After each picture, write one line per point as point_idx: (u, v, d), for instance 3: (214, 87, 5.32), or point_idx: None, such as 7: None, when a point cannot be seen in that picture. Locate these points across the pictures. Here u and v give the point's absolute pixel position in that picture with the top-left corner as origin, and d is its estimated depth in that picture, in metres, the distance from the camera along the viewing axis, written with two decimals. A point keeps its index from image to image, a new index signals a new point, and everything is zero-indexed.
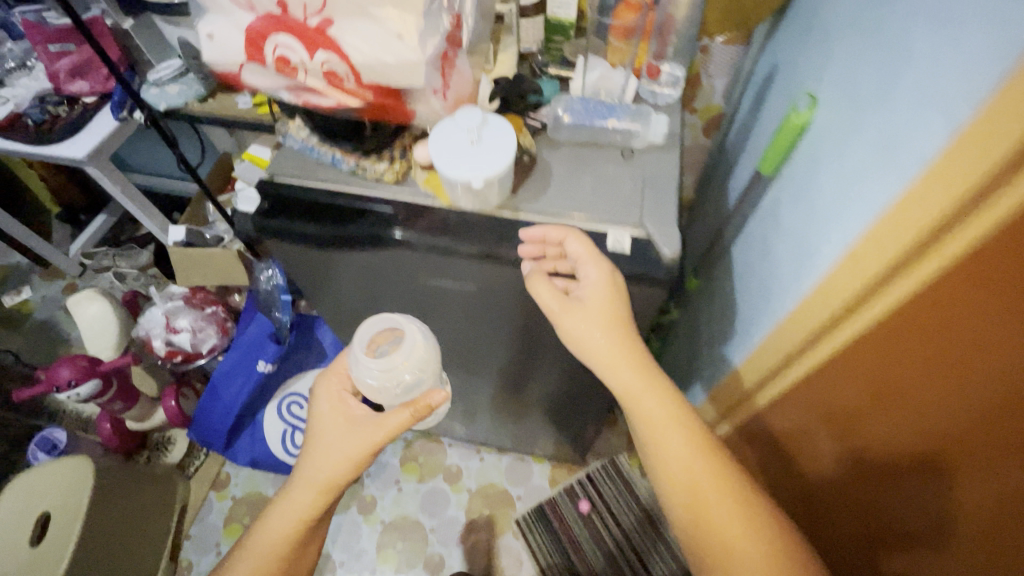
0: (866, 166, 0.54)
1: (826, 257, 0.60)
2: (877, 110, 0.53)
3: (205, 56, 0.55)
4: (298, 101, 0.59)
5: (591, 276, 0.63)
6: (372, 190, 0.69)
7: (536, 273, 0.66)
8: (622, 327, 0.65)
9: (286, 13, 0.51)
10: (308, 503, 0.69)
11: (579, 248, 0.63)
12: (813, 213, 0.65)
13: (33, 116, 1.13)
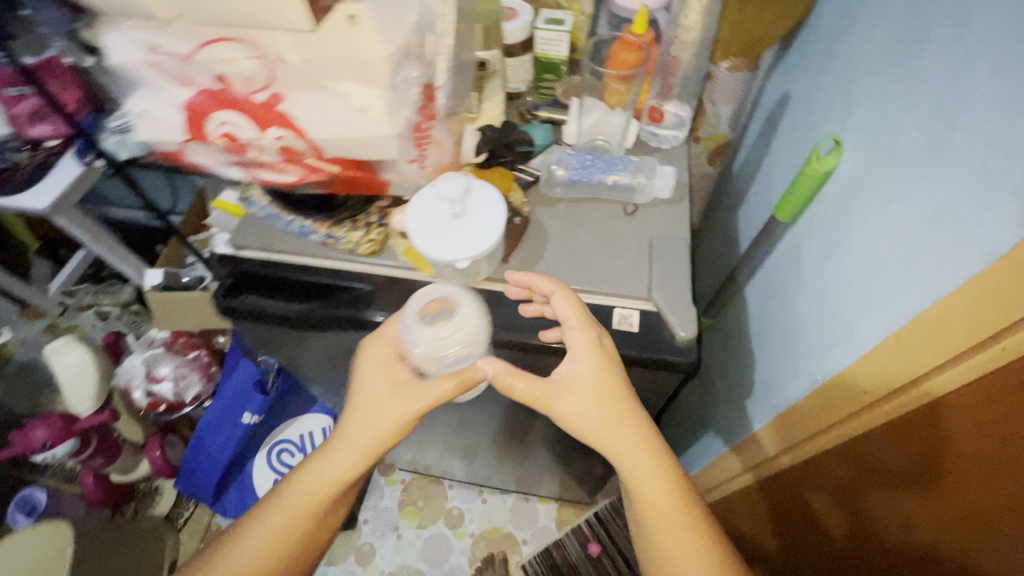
0: (906, 244, 0.48)
1: (857, 332, 0.55)
2: (920, 181, 0.47)
3: (141, 136, 0.47)
4: (253, 178, 0.51)
5: (580, 348, 0.53)
6: (346, 262, 0.61)
7: (505, 377, 0.52)
8: (622, 407, 0.53)
9: (227, 88, 0.43)
10: (330, 481, 0.58)
11: (567, 310, 0.53)
12: (844, 278, 0.58)
13: None
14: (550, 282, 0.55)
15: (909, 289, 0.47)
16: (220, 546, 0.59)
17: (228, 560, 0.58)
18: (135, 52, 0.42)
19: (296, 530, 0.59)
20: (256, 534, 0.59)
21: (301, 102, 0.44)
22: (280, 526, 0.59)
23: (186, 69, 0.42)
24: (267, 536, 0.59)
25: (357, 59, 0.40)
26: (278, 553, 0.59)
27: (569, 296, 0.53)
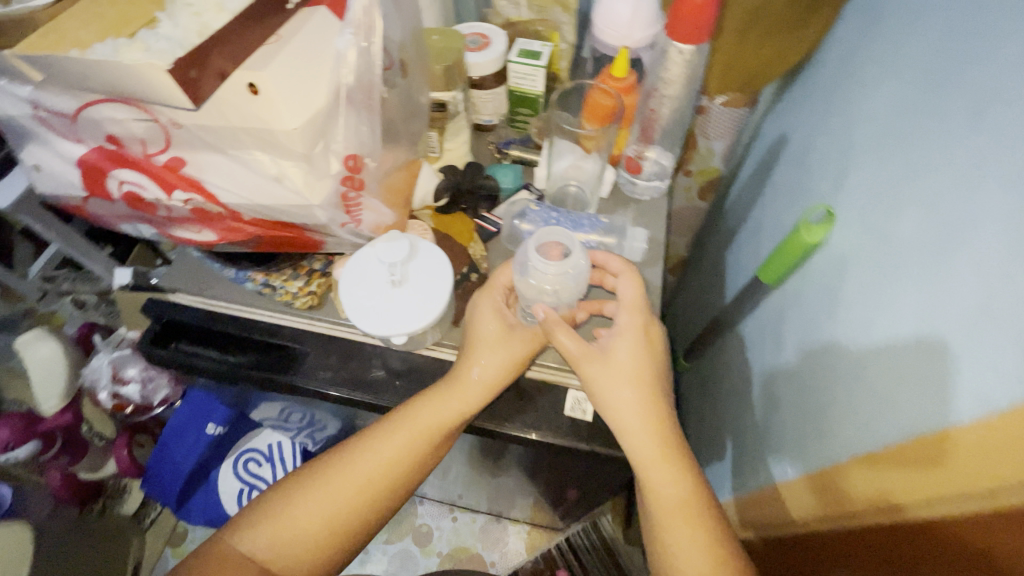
0: (899, 363, 0.42)
1: (839, 437, 0.50)
2: (918, 288, 0.41)
3: (39, 188, 0.42)
4: (168, 235, 0.46)
5: (627, 323, 0.50)
6: (284, 315, 0.57)
7: (551, 323, 0.48)
8: (657, 391, 0.48)
9: (122, 148, 0.38)
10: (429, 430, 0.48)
11: (630, 292, 0.51)
12: (832, 367, 0.53)
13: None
14: (618, 260, 0.53)
15: (898, 408, 0.42)
16: (295, 481, 0.49)
17: (302, 501, 0.47)
18: (15, 105, 0.37)
19: (380, 482, 0.49)
20: (336, 475, 0.48)
21: (208, 169, 0.38)
22: (364, 470, 0.48)
23: (75, 125, 0.37)
24: (347, 480, 0.48)
25: (264, 134, 0.35)
26: (357, 502, 0.48)
27: (633, 274, 0.51)
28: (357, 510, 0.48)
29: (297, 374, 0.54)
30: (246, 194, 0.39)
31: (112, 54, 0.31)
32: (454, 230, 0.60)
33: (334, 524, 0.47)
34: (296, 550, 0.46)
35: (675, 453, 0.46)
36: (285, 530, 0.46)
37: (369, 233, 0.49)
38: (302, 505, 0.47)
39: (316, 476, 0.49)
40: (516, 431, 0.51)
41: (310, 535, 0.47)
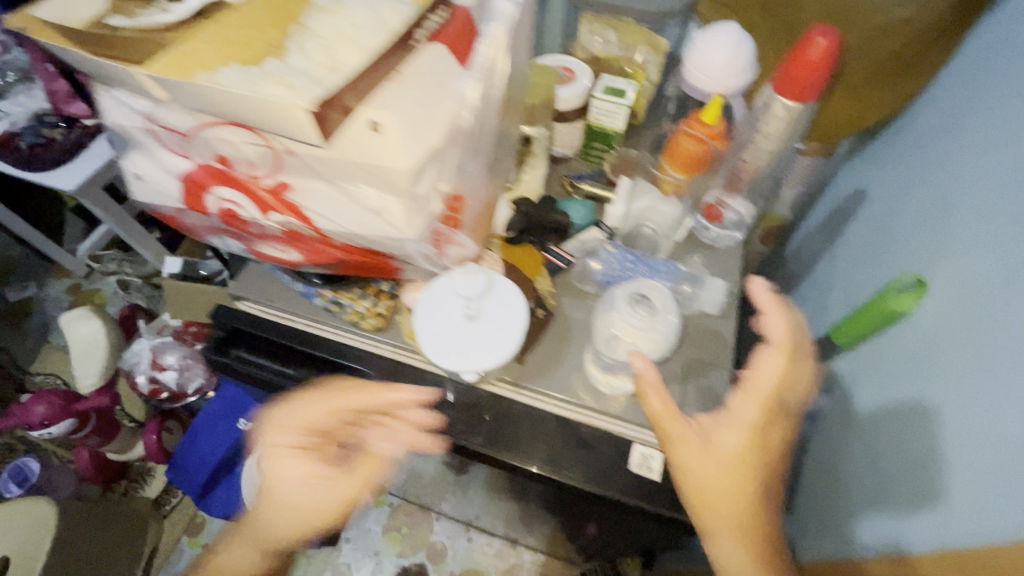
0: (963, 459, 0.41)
1: (882, 523, 0.49)
2: (986, 401, 0.40)
3: (136, 198, 0.42)
4: (254, 251, 0.46)
5: (746, 408, 0.45)
6: (350, 334, 0.57)
7: (643, 380, 0.46)
8: (752, 484, 0.43)
9: (229, 169, 0.37)
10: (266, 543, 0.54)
11: (770, 372, 0.46)
12: (888, 440, 0.51)
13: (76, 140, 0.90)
14: (779, 316, 0.48)
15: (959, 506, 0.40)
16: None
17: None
18: (130, 116, 0.37)
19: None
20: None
21: (310, 197, 0.38)
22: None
23: (186, 144, 0.37)
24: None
25: (374, 171, 0.34)
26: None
27: (779, 354, 0.46)
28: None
29: None
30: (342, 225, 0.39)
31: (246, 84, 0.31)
32: (522, 262, 0.58)
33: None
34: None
35: (751, 538, 0.43)
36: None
37: (447, 263, 0.49)
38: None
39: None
40: (573, 481, 0.49)
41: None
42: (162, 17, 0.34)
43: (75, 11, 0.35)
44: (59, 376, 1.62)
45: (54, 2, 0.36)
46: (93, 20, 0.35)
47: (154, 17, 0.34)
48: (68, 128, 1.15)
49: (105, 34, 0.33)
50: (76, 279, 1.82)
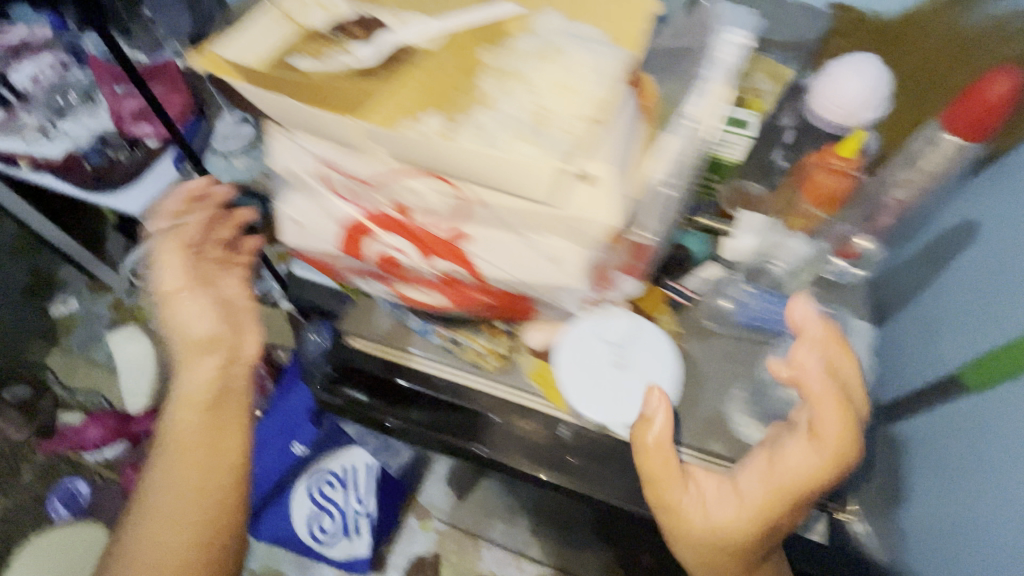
0: None
1: None
2: None
3: (286, 241, 0.41)
4: (399, 294, 0.45)
5: (755, 492, 0.41)
6: (469, 376, 0.54)
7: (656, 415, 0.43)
8: (745, 555, 0.42)
9: (405, 218, 0.36)
10: (200, 397, 0.51)
11: (799, 467, 0.39)
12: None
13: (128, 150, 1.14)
14: (833, 403, 0.39)
15: None
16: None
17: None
18: (309, 162, 0.35)
19: (204, 488, 0.50)
20: (153, 527, 0.49)
21: (489, 248, 0.36)
22: (174, 489, 0.49)
23: (361, 193, 0.35)
24: (168, 521, 0.49)
25: (579, 226, 0.32)
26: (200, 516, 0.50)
27: (823, 460, 0.39)
28: (201, 529, 0.49)
29: (490, 448, 0.53)
30: (520, 277, 0.37)
31: (469, 139, 0.30)
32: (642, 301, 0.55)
33: (190, 554, 0.49)
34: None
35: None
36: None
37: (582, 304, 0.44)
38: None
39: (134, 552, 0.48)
40: None
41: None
42: (354, 60, 0.32)
43: (258, 52, 0.33)
44: (99, 393, 1.61)
45: (239, 42, 0.34)
46: (279, 62, 0.33)
47: (347, 61, 0.33)
48: (131, 149, 1.18)
49: (299, 81, 0.31)
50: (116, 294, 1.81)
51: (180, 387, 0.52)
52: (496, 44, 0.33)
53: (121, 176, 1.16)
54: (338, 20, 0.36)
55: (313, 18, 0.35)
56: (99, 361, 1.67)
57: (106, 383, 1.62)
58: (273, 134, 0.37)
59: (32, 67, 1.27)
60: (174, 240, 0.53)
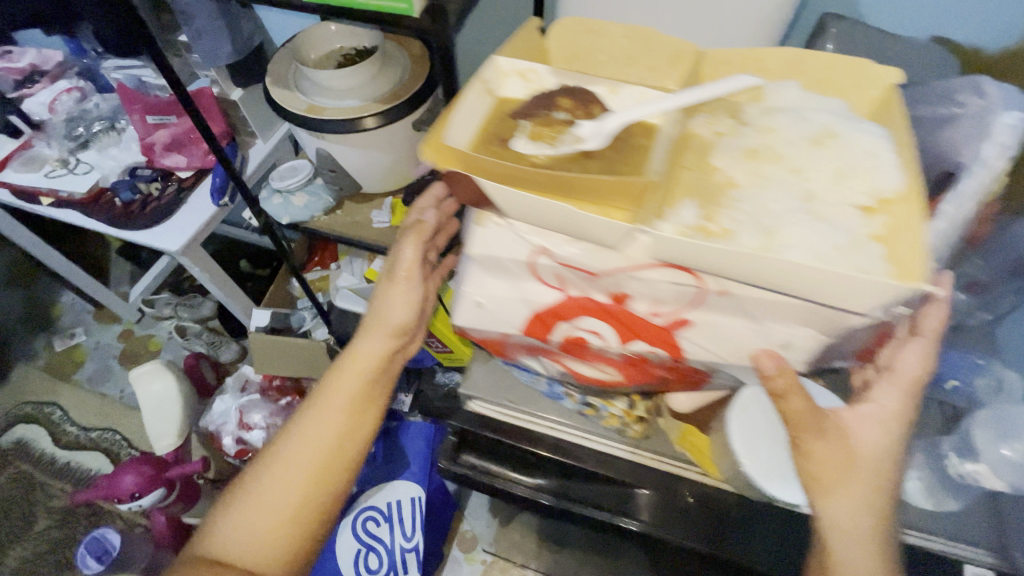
0: None
1: None
2: None
3: (459, 320, 0.37)
4: (567, 372, 0.41)
5: (889, 403, 0.36)
6: (609, 443, 0.51)
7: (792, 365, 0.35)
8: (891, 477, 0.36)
9: (620, 305, 0.33)
10: (364, 373, 0.54)
11: (918, 364, 0.36)
12: None
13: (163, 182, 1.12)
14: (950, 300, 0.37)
15: None
16: (240, 489, 0.52)
17: (252, 503, 0.51)
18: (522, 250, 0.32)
19: (330, 454, 0.52)
20: (282, 466, 0.51)
21: (710, 336, 0.33)
22: (309, 444, 0.52)
23: (574, 280, 0.32)
24: (295, 468, 0.51)
25: (833, 319, 0.30)
26: (316, 477, 0.51)
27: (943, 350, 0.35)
28: (312, 489, 0.51)
29: (641, 522, 0.50)
30: (734, 362, 0.34)
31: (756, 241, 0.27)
32: None
33: (296, 508, 0.51)
34: (265, 551, 0.50)
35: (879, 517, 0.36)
36: (240, 541, 0.50)
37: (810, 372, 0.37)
38: (258, 506, 0.50)
39: (259, 482, 0.51)
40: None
41: (271, 533, 0.50)
42: (590, 145, 0.30)
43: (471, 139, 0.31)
44: (115, 431, 1.54)
45: (458, 120, 0.31)
46: (510, 148, 0.30)
47: (576, 141, 0.30)
48: (163, 182, 1.12)
49: (548, 173, 0.28)
50: (127, 324, 1.75)
51: (353, 355, 0.54)
52: (732, 128, 0.32)
53: (153, 213, 1.08)
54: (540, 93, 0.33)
55: (514, 93, 0.33)
56: (113, 397, 1.60)
57: (122, 419, 1.55)
58: (471, 220, 0.35)
59: (48, 95, 1.17)
60: (415, 234, 0.56)
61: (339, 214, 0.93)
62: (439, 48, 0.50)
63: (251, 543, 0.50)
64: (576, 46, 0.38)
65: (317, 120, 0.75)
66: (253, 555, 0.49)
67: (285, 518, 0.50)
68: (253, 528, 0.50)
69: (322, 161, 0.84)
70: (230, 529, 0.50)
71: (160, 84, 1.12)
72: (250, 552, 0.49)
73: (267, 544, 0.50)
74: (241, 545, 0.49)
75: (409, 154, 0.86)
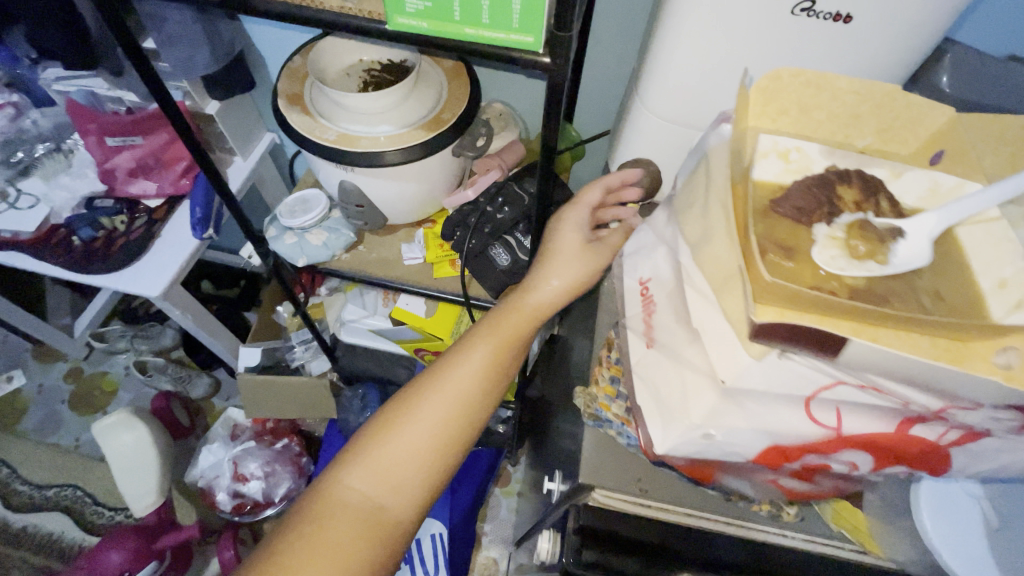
0: None
1: None
2: None
3: (665, 446, 0.30)
4: (779, 489, 0.35)
5: None
6: (762, 529, 0.47)
7: None
8: None
9: (907, 436, 0.27)
10: (528, 319, 0.52)
11: None
12: None
13: (122, 218, 0.95)
14: None
15: None
16: (385, 414, 0.49)
17: (400, 432, 0.47)
18: (806, 383, 0.26)
19: (480, 395, 0.50)
20: (436, 397, 0.48)
21: (1003, 465, 0.27)
22: (465, 381, 0.49)
23: (861, 415, 0.26)
24: (450, 406, 0.48)
25: None
26: (465, 416, 0.49)
27: None
28: (458, 428, 0.48)
29: None
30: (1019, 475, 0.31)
31: None
32: None
33: (441, 446, 0.48)
34: (405, 487, 0.46)
35: None
36: (383, 470, 0.46)
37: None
38: (407, 436, 0.47)
39: (410, 411, 0.48)
40: None
41: (413, 468, 0.47)
42: (908, 263, 0.24)
43: (756, 252, 0.24)
44: (76, 487, 1.32)
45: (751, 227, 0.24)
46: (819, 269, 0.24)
47: (902, 255, 0.24)
48: (130, 215, 0.95)
49: (893, 311, 0.22)
50: (75, 361, 1.49)
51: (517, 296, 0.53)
52: None
53: (121, 251, 0.92)
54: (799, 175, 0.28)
55: (774, 173, 0.27)
56: (68, 448, 1.37)
57: (83, 472, 1.34)
58: (709, 334, 0.27)
59: None
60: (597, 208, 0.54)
61: (361, 250, 0.83)
62: (557, 88, 0.42)
63: (393, 475, 0.46)
64: (784, 102, 0.30)
65: (352, 152, 0.65)
66: (393, 490, 0.46)
67: (428, 456, 0.47)
68: (397, 458, 0.46)
69: (346, 196, 0.74)
70: (373, 456, 0.46)
71: (114, 96, 0.91)
72: (390, 485, 0.46)
73: (408, 480, 0.46)
74: (384, 474, 0.46)
75: (444, 182, 0.77)
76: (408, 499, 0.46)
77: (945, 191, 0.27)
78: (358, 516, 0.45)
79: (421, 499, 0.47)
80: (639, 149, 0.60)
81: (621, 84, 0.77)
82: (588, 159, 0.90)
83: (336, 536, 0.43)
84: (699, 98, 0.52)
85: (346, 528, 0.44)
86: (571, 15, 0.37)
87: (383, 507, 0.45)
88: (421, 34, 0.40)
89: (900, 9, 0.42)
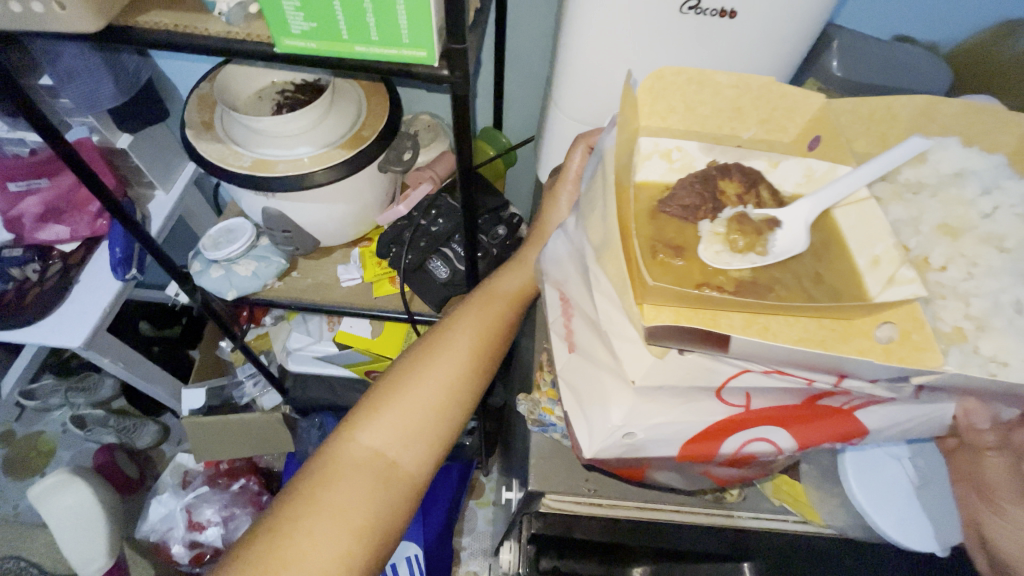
0: None
1: None
2: None
3: (591, 450, 0.30)
4: (709, 474, 0.36)
5: None
6: (713, 515, 0.47)
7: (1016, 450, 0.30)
8: None
9: (810, 405, 0.29)
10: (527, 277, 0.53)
11: None
12: None
13: (32, 268, 0.87)
14: None
15: None
16: (392, 372, 0.48)
17: (414, 387, 0.46)
18: (712, 375, 0.27)
19: (489, 352, 0.50)
20: (447, 353, 0.48)
21: (897, 413, 0.29)
22: (469, 335, 0.49)
23: (767, 396, 0.28)
24: (458, 363, 0.48)
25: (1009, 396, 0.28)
26: (472, 370, 0.49)
27: None
28: (467, 384, 0.48)
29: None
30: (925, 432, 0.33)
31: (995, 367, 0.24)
32: None
33: (450, 401, 0.47)
34: (416, 443, 0.45)
35: None
36: (395, 427, 0.45)
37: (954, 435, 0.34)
38: (415, 392, 0.46)
39: (419, 369, 0.47)
40: None
41: (427, 423, 0.45)
42: (771, 256, 0.28)
43: (640, 254, 0.25)
44: (18, 558, 1.22)
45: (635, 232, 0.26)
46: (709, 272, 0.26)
47: (781, 243, 0.28)
48: (44, 262, 0.88)
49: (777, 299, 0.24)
50: (4, 424, 1.37)
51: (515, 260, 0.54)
52: (899, 198, 0.30)
53: (36, 302, 0.84)
54: (685, 171, 0.32)
55: (658, 174, 0.31)
56: (5, 518, 1.26)
57: (25, 540, 1.24)
58: (619, 336, 0.27)
59: None
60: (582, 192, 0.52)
61: (295, 277, 0.80)
62: (463, 100, 0.42)
63: (404, 430, 0.45)
64: (671, 98, 0.31)
65: (269, 177, 0.62)
66: (404, 446, 0.44)
67: (439, 410, 0.46)
68: (409, 412, 0.45)
69: (271, 221, 0.71)
70: (383, 413, 0.45)
71: (14, 138, 0.85)
72: (401, 439, 0.45)
73: (419, 434, 0.45)
74: (394, 431, 0.44)
75: (375, 200, 0.75)
76: (419, 455, 0.45)
77: (819, 175, 0.31)
78: (365, 474, 0.42)
79: (433, 454, 0.46)
80: (561, 151, 0.60)
81: (543, 87, 0.78)
82: (521, 164, 0.91)
83: (347, 494, 0.41)
84: (609, 98, 0.53)
85: (355, 483, 0.42)
86: (464, 26, 0.36)
87: (395, 462, 0.44)
88: (316, 56, 0.39)
89: (779, 4, 0.43)
